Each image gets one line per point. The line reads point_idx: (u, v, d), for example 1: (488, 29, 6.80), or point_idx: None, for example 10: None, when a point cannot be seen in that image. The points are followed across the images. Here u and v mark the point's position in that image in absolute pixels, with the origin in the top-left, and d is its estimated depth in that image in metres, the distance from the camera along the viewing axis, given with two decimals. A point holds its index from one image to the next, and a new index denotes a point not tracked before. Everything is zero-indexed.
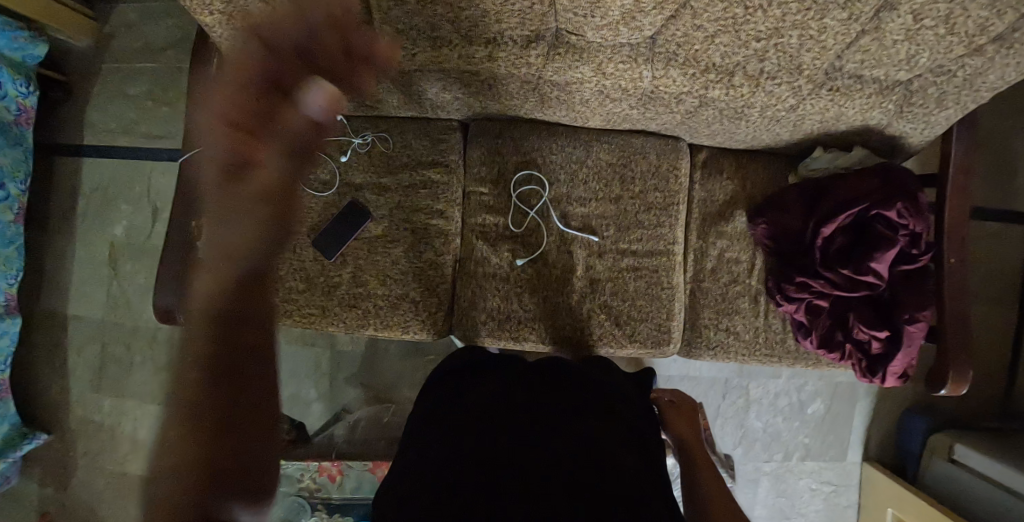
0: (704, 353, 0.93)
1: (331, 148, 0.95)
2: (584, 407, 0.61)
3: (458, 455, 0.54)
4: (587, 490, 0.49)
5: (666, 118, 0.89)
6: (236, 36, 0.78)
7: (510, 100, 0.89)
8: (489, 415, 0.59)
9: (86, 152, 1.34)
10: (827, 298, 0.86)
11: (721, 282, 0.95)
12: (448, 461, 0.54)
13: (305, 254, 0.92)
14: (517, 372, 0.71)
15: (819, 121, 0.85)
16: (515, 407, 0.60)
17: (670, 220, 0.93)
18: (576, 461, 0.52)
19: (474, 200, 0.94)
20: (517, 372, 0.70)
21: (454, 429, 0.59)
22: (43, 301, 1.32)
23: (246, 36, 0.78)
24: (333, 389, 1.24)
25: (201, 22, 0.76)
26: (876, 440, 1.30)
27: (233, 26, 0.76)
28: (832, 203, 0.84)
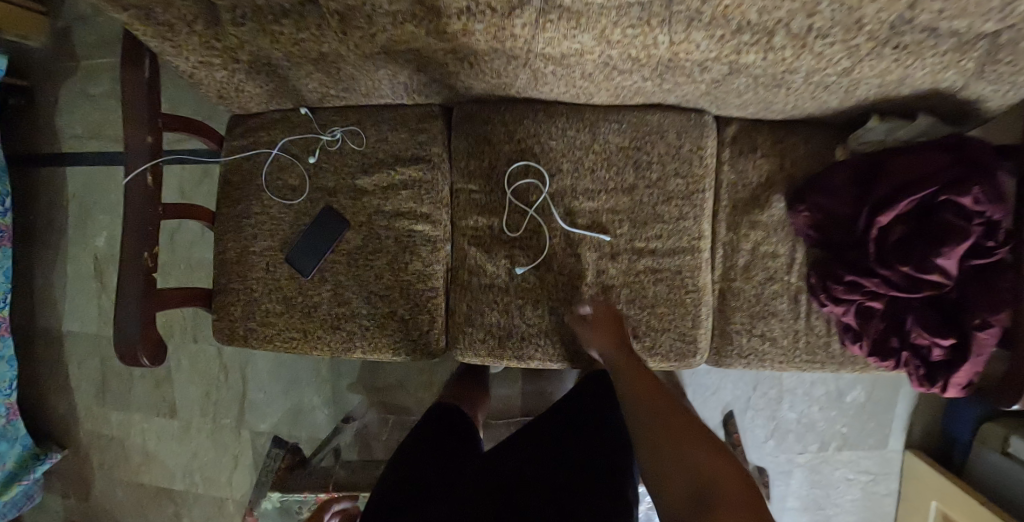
0: (735, 361, 0.83)
1: (297, 148, 0.83)
2: (568, 461, 0.61)
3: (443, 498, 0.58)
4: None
5: (687, 88, 0.74)
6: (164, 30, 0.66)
7: (499, 79, 0.74)
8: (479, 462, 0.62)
9: (58, 159, 1.25)
10: (881, 298, 0.75)
11: (754, 281, 0.83)
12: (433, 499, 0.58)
13: (280, 271, 0.82)
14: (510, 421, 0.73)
15: (879, 81, 0.68)
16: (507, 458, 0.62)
17: (695, 210, 0.79)
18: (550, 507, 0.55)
19: (464, 199, 0.82)
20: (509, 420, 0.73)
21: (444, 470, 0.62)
22: (38, 318, 1.28)
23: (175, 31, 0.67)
24: (336, 396, 1.17)
25: (120, 20, 0.65)
26: (920, 426, 1.20)
27: (156, 21, 0.66)
28: (890, 186, 0.69)
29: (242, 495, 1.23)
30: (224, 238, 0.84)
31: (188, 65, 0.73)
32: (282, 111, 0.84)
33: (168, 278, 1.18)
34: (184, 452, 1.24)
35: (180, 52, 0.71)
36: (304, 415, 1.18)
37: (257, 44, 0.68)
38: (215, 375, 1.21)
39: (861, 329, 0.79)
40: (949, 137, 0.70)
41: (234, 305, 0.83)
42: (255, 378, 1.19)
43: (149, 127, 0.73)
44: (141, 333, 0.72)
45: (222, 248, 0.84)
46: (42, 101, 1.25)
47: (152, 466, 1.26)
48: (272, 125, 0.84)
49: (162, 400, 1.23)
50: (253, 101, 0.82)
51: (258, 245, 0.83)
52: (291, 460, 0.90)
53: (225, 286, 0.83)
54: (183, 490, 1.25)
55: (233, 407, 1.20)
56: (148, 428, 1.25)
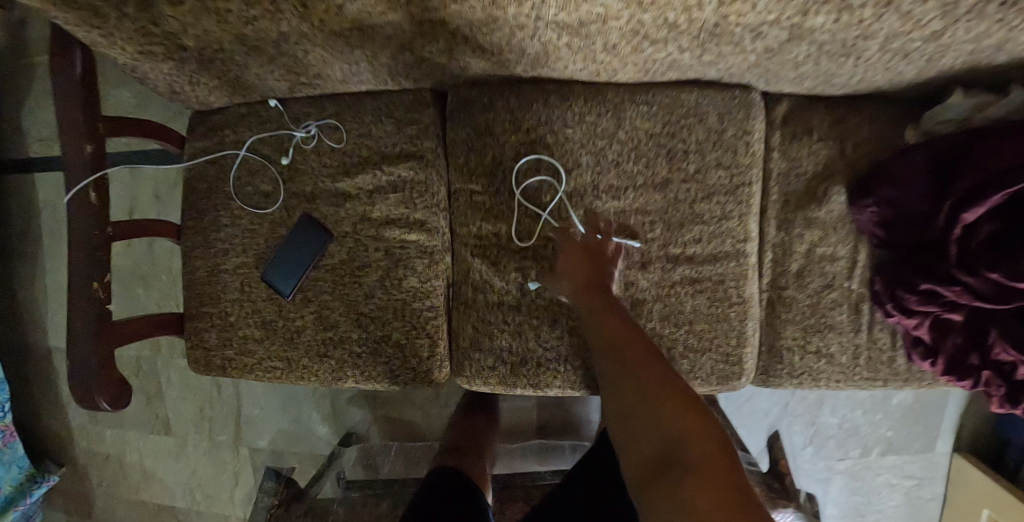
0: (785, 382, 0.71)
1: (268, 147, 0.71)
2: None
3: None
4: None
5: (733, 60, 0.60)
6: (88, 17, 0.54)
7: (500, 56, 0.61)
8: None
9: (24, 163, 1.14)
10: (962, 309, 0.62)
11: (810, 289, 0.70)
12: None
13: (257, 292, 0.71)
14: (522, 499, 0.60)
15: (976, 45, 0.55)
16: None
17: (740, 208, 0.66)
18: None
19: (464, 201, 0.69)
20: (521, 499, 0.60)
21: None
22: (20, 333, 1.20)
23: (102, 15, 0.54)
24: (336, 411, 1.08)
25: (33, 8, 0.53)
26: (972, 426, 1.09)
27: (78, 7, 0.53)
28: (980, 176, 0.55)
29: (245, 513, 1.17)
30: (191, 255, 0.73)
31: (127, 58, 0.61)
32: (248, 104, 0.72)
33: (150, 293, 1.09)
34: (182, 469, 1.18)
35: (112, 43, 0.58)
36: (303, 432, 1.09)
37: (201, 27, 0.56)
38: (207, 391, 1.12)
39: (934, 344, 0.66)
40: None
41: (207, 332, 0.73)
42: (249, 394, 1.10)
43: (88, 131, 0.61)
44: (100, 374, 0.62)
45: (191, 266, 0.73)
46: None
47: (151, 483, 1.20)
48: (238, 121, 0.72)
49: (154, 417, 1.16)
50: (213, 94, 0.70)
51: (230, 262, 0.72)
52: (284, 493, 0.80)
53: (196, 310, 0.73)
54: (185, 508, 1.20)
55: (228, 423, 1.12)
56: (143, 445, 1.18)
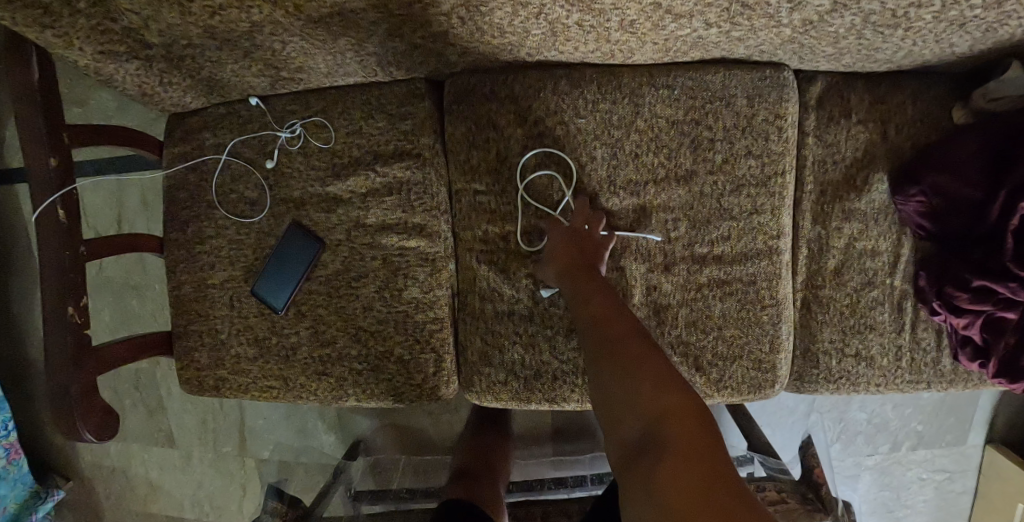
0: (822, 388, 0.66)
1: (250, 150, 0.65)
2: None
3: None
4: None
5: (766, 35, 0.53)
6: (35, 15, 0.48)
7: (503, 39, 0.54)
8: None
9: (6, 173, 1.09)
10: (1018, 308, 0.56)
11: (849, 287, 0.63)
12: None
13: (248, 308, 0.66)
14: None
15: None
16: None
17: (773, 201, 0.60)
18: None
19: (466, 203, 0.63)
20: None
21: None
22: (16, 348, 1.16)
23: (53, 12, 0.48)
24: (342, 420, 1.04)
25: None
26: (1006, 418, 1.04)
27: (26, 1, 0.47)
28: None
29: None
30: (175, 271, 0.68)
31: (88, 61, 0.55)
32: (228, 104, 0.66)
33: (144, 304, 1.04)
34: (188, 481, 1.15)
35: (68, 43, 0.52)
36: (309, 442, 1.05)
37: (165, 20, 0.50)
38: (209, 402, 1.08)
39: (986, 344, 0.59)
40: None
41: (197, 351, 0.68)
42: (251, 404, 1.06)
43: (52, 142, 0.56)
44: (81, 405, 0.57)
45: (175, 282, 0.68)
46: None
47: (158, 496, 1.18)
48: (217, 123, 0.66)
49: (156, 430, 1.13)
50: (188, 95, 0.63)
51: (217, 276, 0.66)
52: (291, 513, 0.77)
53: (184, 329, 0.68)
54: (194, 519, 1.17)
55: (232, 435, 1.09)
56: (147, 458, 1.15)
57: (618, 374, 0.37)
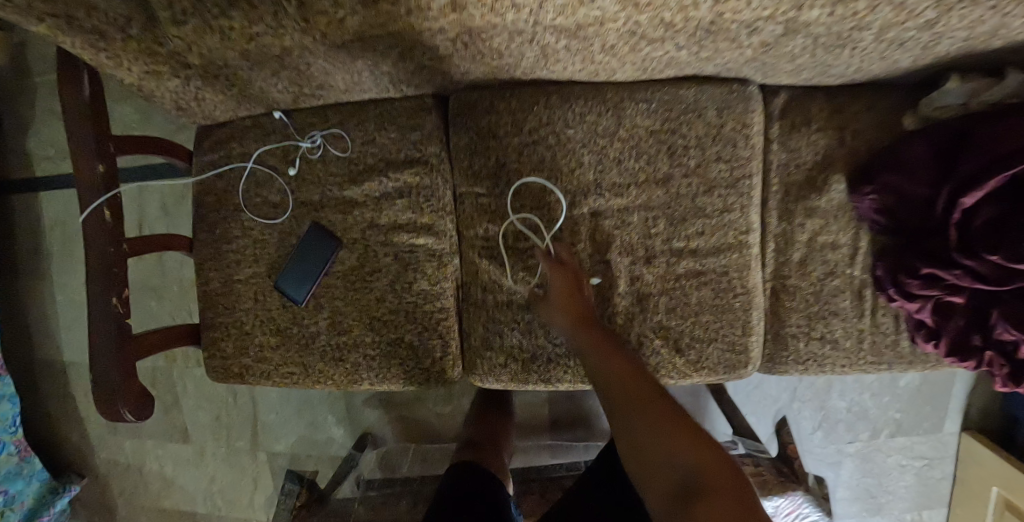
0: (792, 368, 0.72)
1: (274, 159, 0.72)
2: None
3: None
4: None
5: (731, 55, 0.61)
6: (94, 41, 0.55)
7: (502, 60, 0.62)
8: None
9: (32, 183, 1.16)
10: (963, 293, 0.62)
11: (813, 276, 0.71)
12: None
13: (271, 301, 0.73)
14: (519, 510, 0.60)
15: (967, 35, 0.56)
16: None
17: (742, 200, 0.67)
18: None
19: (470, 205, 0.70)
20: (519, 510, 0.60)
21: None
22: (33, 350, 1.21)
23: (108, 41, 0.55)
24: (351, 413, 1.10)
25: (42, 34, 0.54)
26: (977, 406, 1.11)
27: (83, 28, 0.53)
28: (975, 162, 0.56)
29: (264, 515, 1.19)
30: (205, 268, 0.74)
31: (133, 79, 0.63)
32: (253, 117, 0.73)
33: (163, 305, 1.10)
34: (201, 476, 1.20)
35: (119, 63, 0.59)
36: (320, 435, 1.11)
37: (202, 45, 0.56)
38: (223, 399, 1.14)
39: (937, 326, 0.66)
40: None
41: (224, 341, 0.74)
42: (264, 400, 1.12)
43: (102, 152, 0.62)
44: (122, 388, 0.63)
45: (204, 279, 0.74)
46: (5, 119, 1.14)
47: (172, 491, 1.22)
48: (243, 134, 0.72)
49: (172, 426, 1.18)
50: (218, 110, 0.71)
51: (243, 273, 0.73)
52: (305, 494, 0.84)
53: (212, 321, 0.74)
54: (206, 513, 1.22)
55: (245, 429, 1.14)
56: (162, 453, 1.20)
57: (646, 419, 0.42)
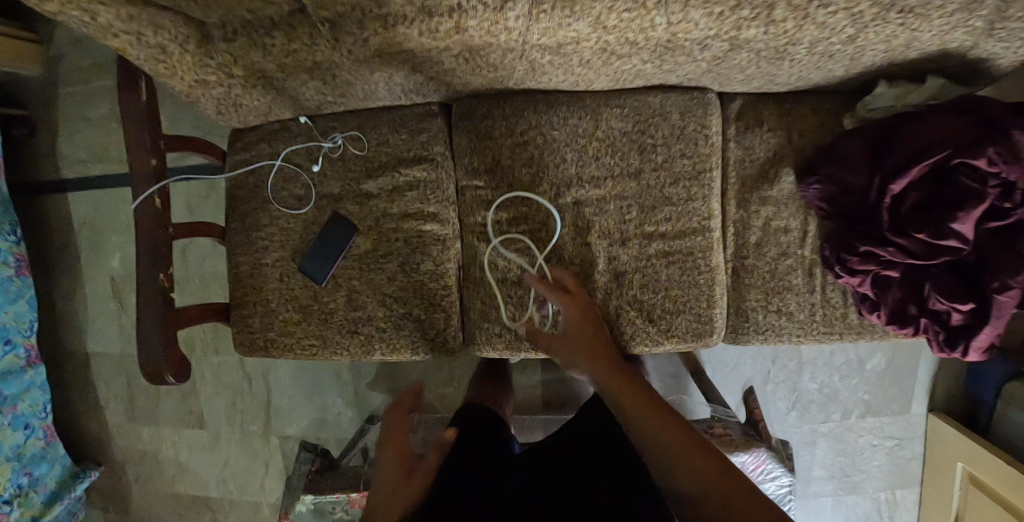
0: (753, 339, 0.82)
1: (300, 157, 0.83)
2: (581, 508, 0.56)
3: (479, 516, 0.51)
4: None
5: (689, 68, 0.72)
6: (156, 56, 0.64)
7: (497, 72, 0.73)
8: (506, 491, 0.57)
9: (61, 185, 1.24)
10: (898, 267, 0.72)
11: (768, 257, 0.81)
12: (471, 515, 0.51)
13: (294, 281, 0.83)
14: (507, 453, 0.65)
15: (884, 50, 0.66)
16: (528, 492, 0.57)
17: (703, 190, 0.78)
18: None
19: (470, 196, 0.81)
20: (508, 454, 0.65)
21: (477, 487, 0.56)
22: (61, 342, 1.29)
23: (167, 55, 0.64)
24: (359, 396, 1.19)
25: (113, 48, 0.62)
26: (943, 389, 1.15)
27: (149, 46, 0.62)
28: (902, 155, 0.67)
29: (275, 497, 1.26)
30: (236, 253, 0.84)
31: (184, 88, 0.71)
32: (281, 121, 0.84)
33: (186, 296, 1.20)
34: (215, 460, 1.27)
35: (174, 73, 0.67)
36: (329, 417, 1.20)
37: (244, 59, 0.67)
38: (239, 385, 1.23)
39: (879, 298, 0.75)
40: (966, 99, 0.68)
41: (251, 317, 0.84)
42: (278, 385, 1.21)
43: (155, 149, 0.73)
44: (165, 353, 0.72)
45: (235, 262, 0.84)
46: (39, 128, 1.24)
47: (186, 475, 1.29)
48: (273, 136, 0.84)
49: (189, 412, 1.26)
50: (250, 116, 0.81)
51: (270, 257, 0.83)
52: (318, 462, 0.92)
53: (241, 300, 0.84)
54: (218, 497, 1.29)
55: (259, 413, 1.23)
56: (178, 439, 1.28)
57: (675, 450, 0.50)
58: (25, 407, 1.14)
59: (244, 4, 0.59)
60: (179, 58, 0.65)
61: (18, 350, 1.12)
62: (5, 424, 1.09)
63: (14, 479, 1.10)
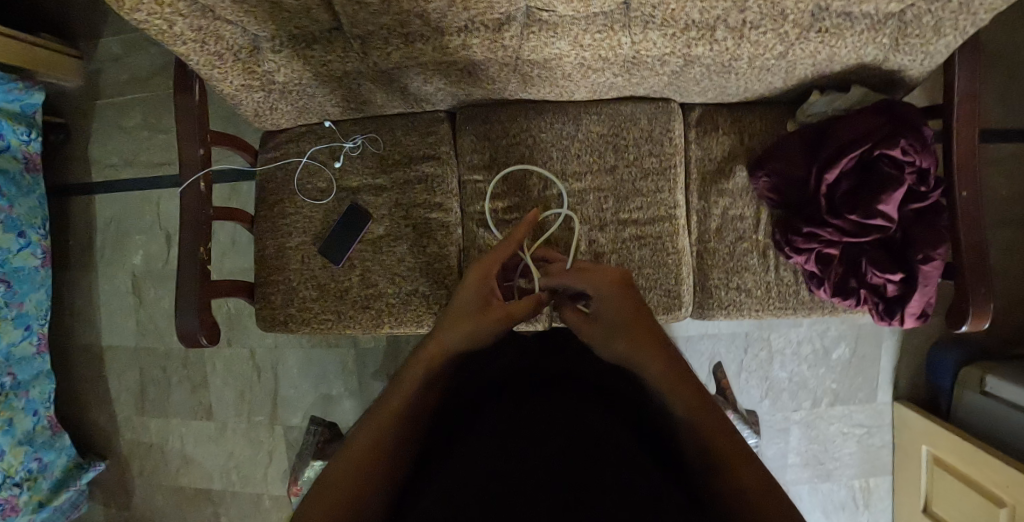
0: (717, 313, 0.94)
1: (323, 156, 0.96)
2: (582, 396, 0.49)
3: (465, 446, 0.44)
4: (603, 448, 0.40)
5: (654, 81, 0.86)
6: (212, 62, 0.76)
7: (493, 84, 0.87)
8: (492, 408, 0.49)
9: (91, 188, 1.35)
10: (838, 245, 0.84)
11: (727, 241, 0.94)
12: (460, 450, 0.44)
13: (314, 262, 0.94)
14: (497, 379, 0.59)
15: (812, 64, 0.79)
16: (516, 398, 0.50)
17: (669, 183, 0.92)
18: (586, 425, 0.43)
19: (471, 189, 0.94)
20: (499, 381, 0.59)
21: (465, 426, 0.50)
22: (80, 336, 1.37)
23: (222, 61, 0.77)
24: (362, 385, 1.27)
25: (175, 53, 0.74)
26: (908, 381, 1.24)
27: (208, 52, 0.74)
28: (833, 148, 0.80)
29: (277, 489, 1.31)
30: (263, 237, 0.96)
31: (229, 90, 0.83)
32: (308, 125, 0.97)
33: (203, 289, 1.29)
34: (220, 452, 1.33)
35: (224, 77, 0.80)
36: (334, 406, 1.27)
37: (282, 68, 0.80)
38: (249, 376, 1.31)
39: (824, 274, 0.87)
40: (884, 102, 0.81)
41: (273, 295, 0.94)
42: (286, 376, 1.29)
43: (201, 142, 0.85)
44: (199, 319, 0.82)
45: (262, 246, 0.96)
46: (73, 137, 1.35)
47: (190, 468, 1.34)
48: (300, 137, 0.97)
49: (198, 404, 1.33)
50: (282, 120, 0.94)
51: (294, 240, 0.95)
52: (327, 433, 1.03)
53: (265, 278, 0.95)
54: (221, 489, 1.34)
55: (267, 403, 1.30)
56: (185, 431, 1.34)
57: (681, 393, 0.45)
58: (37, 394, 1.20)
59: (291, 21, 0.73)
60: (229, 63, 0.78)
61: (33, 337, 1.19)
62: (20, 409, 1.16)
63: (25, 463, 1.16)
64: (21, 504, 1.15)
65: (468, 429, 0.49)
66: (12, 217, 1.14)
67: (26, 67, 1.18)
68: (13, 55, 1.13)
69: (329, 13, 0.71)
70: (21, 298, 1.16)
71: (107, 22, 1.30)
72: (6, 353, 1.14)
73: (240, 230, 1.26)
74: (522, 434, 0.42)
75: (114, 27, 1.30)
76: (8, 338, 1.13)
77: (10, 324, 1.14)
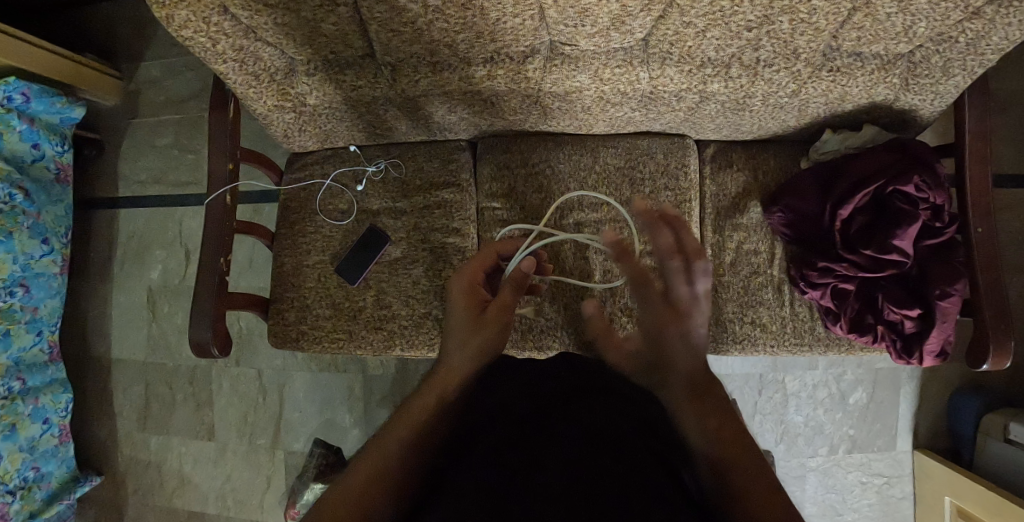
0: (731, 347, 0.93)
1: (345, 179, 0.99)
2: (598, 421, 0.50)
3: (477, 465, 0.45)
4: (611, 482, 0.41)
5: (670, 117, 0.89)
6: (249, 82, 0.80)
7: (515, 116, 0.90)
8: (508, 432, 0.50)
9: (117, 202, 1.39)
10: (853, 280, 0.84)
11: (741, 275, 0.94)
12: (474, 467, 0.45)
13: (330, 281, 0.95)
14: (515, 389, 0.60)
15: (824, 103, 0.81)
16: (531, 426, 0.50)
17: (683, 216, 0.93)
18: (600, 461, 0.43)
19: (489, 215, 0.96)
20: (517, 391, 0.59)
21: (476, 441, 0.50)
22: (91, 347, 1.38)
23: (259, 81, 0.81)
24: (368, 411, 1.25)
25: (215, 71, 0.78)
26: (928, 428, 1.19)
27: (245, 72, 0.78)
28: (847, 183, 0.81)
29: (272, 516, 1.27)
30: (282, 254, 0.98)
31: (262, 110, 0.86)
32: (332, 149, 1.01)
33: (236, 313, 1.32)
34: (218, 474, 1.30)
35: (259, 98, 0.83)
36: (338, 431, 1.25)
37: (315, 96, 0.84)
38: (254, 397, 1.29)
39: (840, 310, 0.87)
40: (897, 140, 0.82)
41: (288, 311, 0.95)
42: (292, 398, 1.28)
43: (230, 159, 0.88)
44: (211, 329, 0.83)
45: (280, 263, 0.98)
46: (105, 154, 1.41)
47: (185, 490, 1.31)
48: (323, 160, 1.00)
49: (201, 423, 1.31)
50: (309, 142, 0.98)
51: (311, 259, 0.96)
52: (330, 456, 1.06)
53: (281, 297, 0.96)
54: (215, 513, 1.30)
55: (269, 425, 1.28)
56: (184, 451, 1.32)
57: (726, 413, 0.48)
58: (47, 401, 1.19)
59: (328, 46, 0.76)
60: (265, 83, 0.81)
61: (43, 344, 1.20)
62: (25, 415, 1.15)
63: (20, 471, 1.14)
64: (11, 513, 1.13)
65: (479, 446, 0.49)
66: (39, 224, 1.16)
67: (32, 71, 1.14)
68: (16, 57, 1.10)
69: (363, 40, 0.75)
70: (36, 303, 1.17)
71: (150, 47, 1.38)
72: (16, 358, 1.14)
73: (258, 247, 1.28)
74: (532, 484, 0.41)
75: (156, 52, 1.38)
76: (20, 342, 1.14)
77: (24, 328, 1.15)
